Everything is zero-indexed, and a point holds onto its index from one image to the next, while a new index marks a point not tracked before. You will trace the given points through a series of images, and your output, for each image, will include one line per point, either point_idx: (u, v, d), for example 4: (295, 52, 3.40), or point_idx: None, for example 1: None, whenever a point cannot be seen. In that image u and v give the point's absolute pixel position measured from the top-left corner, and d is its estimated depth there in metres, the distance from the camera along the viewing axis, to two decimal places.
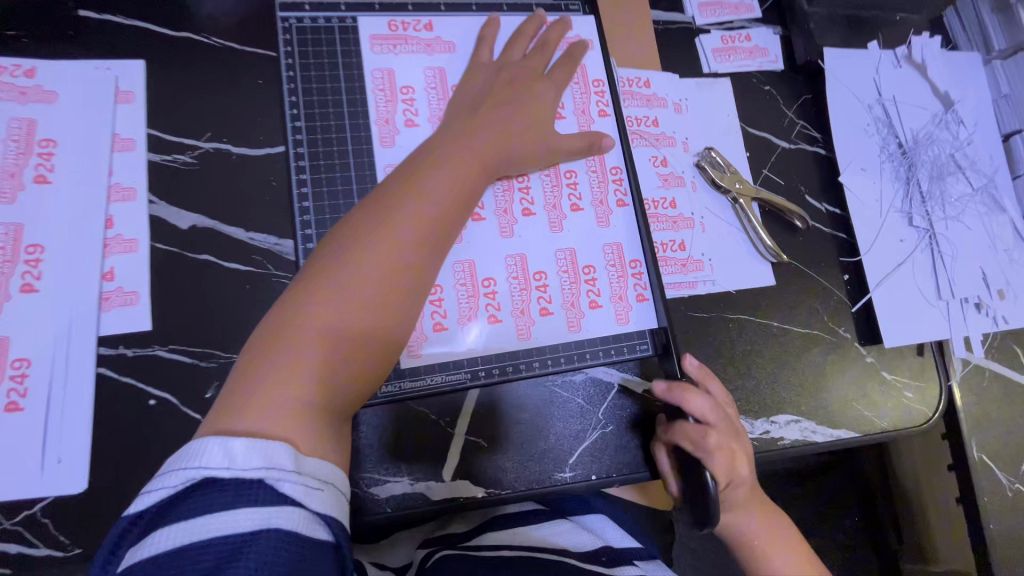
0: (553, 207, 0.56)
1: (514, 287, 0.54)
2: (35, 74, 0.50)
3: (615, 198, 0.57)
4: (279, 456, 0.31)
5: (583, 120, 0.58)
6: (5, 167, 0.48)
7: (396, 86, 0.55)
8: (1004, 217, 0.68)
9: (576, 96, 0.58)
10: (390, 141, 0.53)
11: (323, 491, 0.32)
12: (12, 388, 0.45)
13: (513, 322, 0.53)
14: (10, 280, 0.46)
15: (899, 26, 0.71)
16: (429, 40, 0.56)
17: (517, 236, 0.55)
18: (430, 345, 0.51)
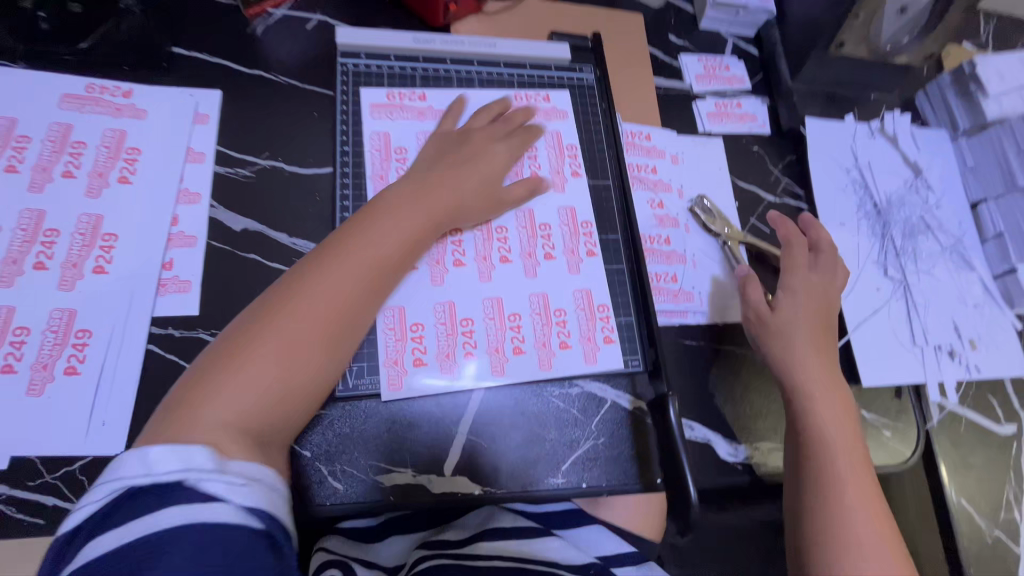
0: (530, 252, 0.61)
1: (490, 327, 0.58)
2: (131, 95, 0.60)
3: (588, 247, 0.63)
4: (196, 460, 0.35)
5: (558, 181, 0.65)
6: (96, 167, 0.56)
7: (391, 147, 0.62)
8: (973, 274, 0.75)
9: (552, 160, 0.66)
10: None
11: (249, 486, 0.36)
12: (72, 354, 0.50)
13: (489, 360, 0.57)
14: (86, 261, 0.53)
15: (872, 104, 0.82)
16: (422, 108, 0.64)
17: (522, 259, 0.61)
18: (412, 377, 0.56)
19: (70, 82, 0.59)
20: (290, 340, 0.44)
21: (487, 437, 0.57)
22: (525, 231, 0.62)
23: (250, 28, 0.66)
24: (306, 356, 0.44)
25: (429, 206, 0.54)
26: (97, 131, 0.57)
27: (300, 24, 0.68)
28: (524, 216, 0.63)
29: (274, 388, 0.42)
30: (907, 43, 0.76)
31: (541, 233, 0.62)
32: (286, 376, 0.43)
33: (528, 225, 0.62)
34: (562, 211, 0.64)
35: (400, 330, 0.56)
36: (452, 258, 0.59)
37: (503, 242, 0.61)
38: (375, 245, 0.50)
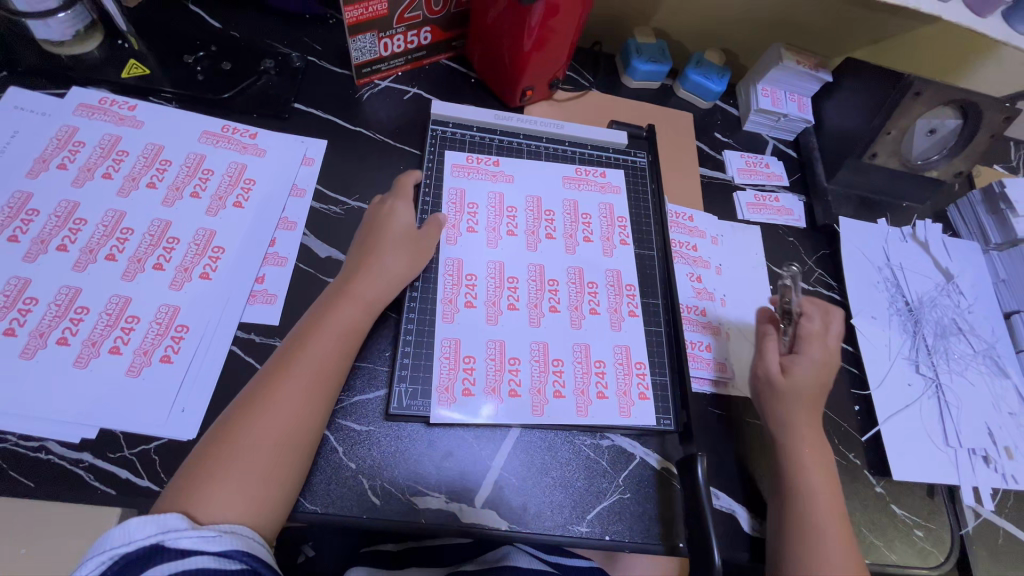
0: (577, 304, 0.67)
1: (535, 369, 0.62)
2: (256, 137, 0.71)
3: (630, 307, 0.68)
4: (170, 524, 0.41)
5: (607, 247, 0.72)
6: (218, 192, 0.66)
7: (465, 201, 0.70)
8: (1007, 381, 0.75)
9: (603, 228, 0.73)
10: (454, 240, 0.68)
11: (221, 536, 0.42)
12: (168, 345, 0.57)
13: (529, 399, 0.61)
14: (196, 267, 0.61)
15: (904, 211, 0.88)
16: (494, 172, 0.73)
17: (570, 310, 0.66)
18: (455, 407, 0.59)
19: (210, 122, 0.71)
20: (268, 441, 0.49)
21: (517, 475, 0.60)
22: (575, 285, 0.68)
23: (358, 94, 0.79)
24: (280, 447, 0.49)
25: (371, 296, 0.59)
26: (224, 163, 0.68)
27: (399, 94, 0.81)
28: (575, 273, 0.69)
29: (265, 472, 0.47)
30: (935, 160, 0.83)
31: (593, 288, 0.68)
32: (270, 466, 0.48)
33: (577, 281, 0.68)
34: (612, 271, 0.70)
35: (452, 363, 0.61)
36: (506, 303, 0.65)
37: (557, 291, 0.67)
38: (328, 337, 0.55)
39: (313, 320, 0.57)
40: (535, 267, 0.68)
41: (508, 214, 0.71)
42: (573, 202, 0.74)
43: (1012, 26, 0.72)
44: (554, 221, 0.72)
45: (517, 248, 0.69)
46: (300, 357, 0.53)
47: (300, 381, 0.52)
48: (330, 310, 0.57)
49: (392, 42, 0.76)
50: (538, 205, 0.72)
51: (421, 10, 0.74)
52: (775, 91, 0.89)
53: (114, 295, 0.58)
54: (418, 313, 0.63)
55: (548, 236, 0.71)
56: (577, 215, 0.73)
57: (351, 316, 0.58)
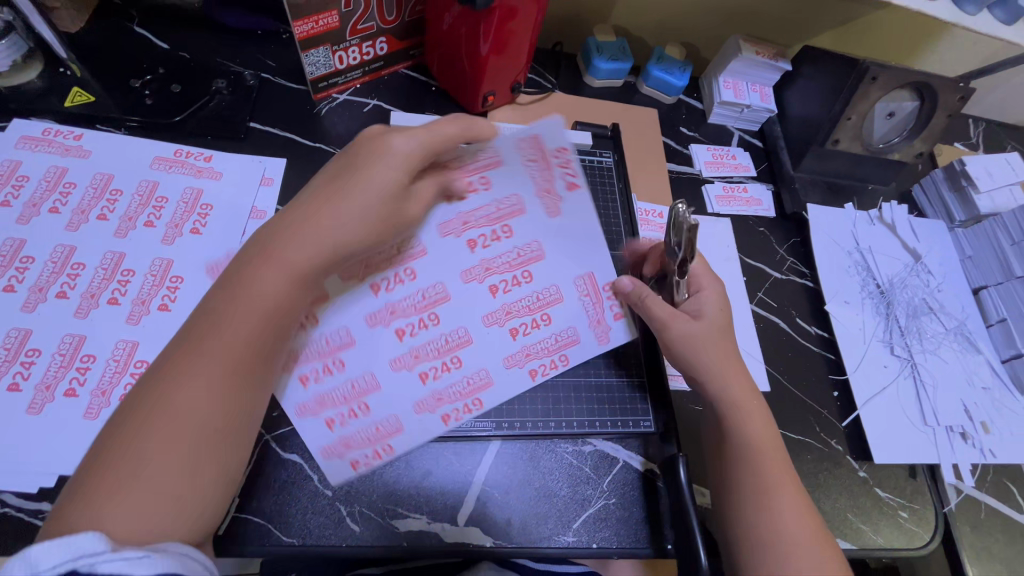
0: (436, 388, 0.57)
1: (342, 390, 0.55)
2: (211, 160, 0.69)
3: (471, 406, 0.58)
4: (84, 547, 0.33)
5: (480, 380, 0.59)
6: (174, 219, 0.64)
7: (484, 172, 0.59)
8: (979, 357, 0.77)
9: (535, 341, 0.61)
10: (447, 235, 0.60)
11: (153, 557, 0.34)
12: (129, 382, 0.55)
13: (354, 461, 0.54)
14: (153, 299, 0.59)
15: (870, 193, 0.88)
16: (569, 183, 0.60)
17: (434, 361, 0.58)
18: (310, 422, 0.54)
19: (161, 146, 0.68)
20: (170, 432, 0.39)
21: (500, 488, 0.59)
22: (456, 359, 0.59)
23: (316, 109, 0.77)
24: (187, 444, 0.40)
25: (292, 257, 0.47)
26: (178, 189, 0.66)
27: (359, 107, 0.79)
28: (459, 332, 0.59)
29: (176, 475, 0.39)
30: (896, 142, 0.84)
31: (457, 394, 0.58)
32: (176, 465, 0.39)
33: (450, 342, 0.59)
34: (483, 367, 0.59)
35: (290, 323, 0.55)
36: (387, 284, 0.58)
37: (436, 322, 0.59)
38: (241, 313, 0.45)
39: (222, 291, 0.46)
40: (435, 286, 0.59)
41: (498, 228, 0.61)
42: (552, 287, 0.63)
43: (961, 7, 0.74)
44: (523, 284, 0.62)
45: (459, 249, 0.60)
46: (211, 338, 0.44)
47: (216, 368, 0.43)
48: (241, 276, 0.46)
49: (347, 54, 0.75)
50: (533, 250, 0.62)
51: (374, 20, 0.72)
52: (737, 83, 0.88)
53: (67, 334, 0.56)
54: None
55: (501, 289, 0.61)
56: (548, 301, 0.62)
57: (273, 282, 0.46)
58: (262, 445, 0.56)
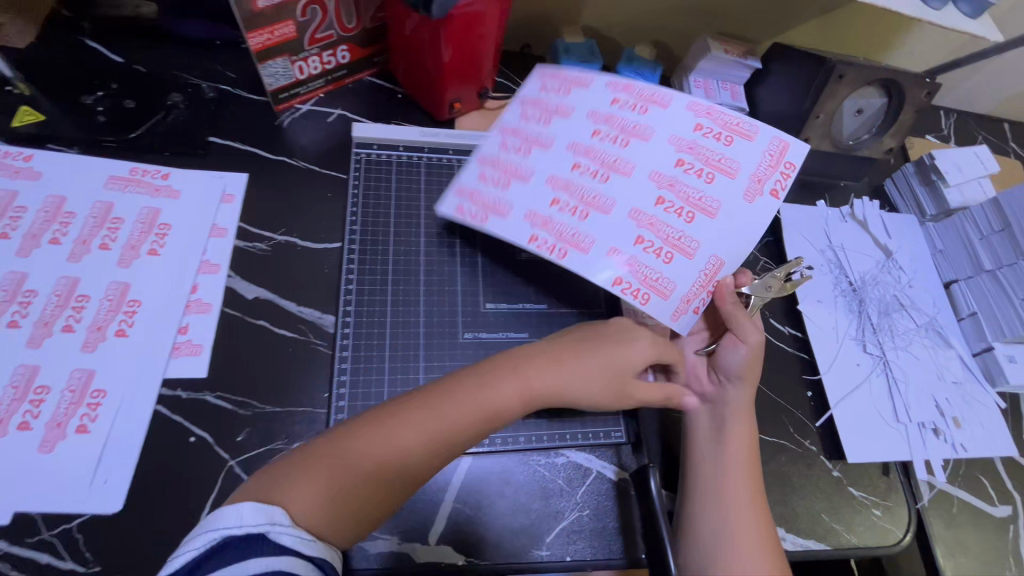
0: (545, 217, 0.58)
1: (499, 173, 0.61)
2: (168, 178, 0.67)
3: (558, 254, 0.56)
4: (280, 515, 0.40)
5: (579, 246, 0.56)
6: (130, 241, 0.63)
7: (679, 170, 0.59)
8: (950, 351, 0.77)
9: (647, 262, 0.56)
10: (629, 170, 0.59)
11: (315, 542, 0.41)
12: (85, 413, 0.54)
13: (463, 204, 0.60)
14: (110, 325, 0.58)
15: (842, 189, 0.88)
16: (719, 206, 0.58)
17: (572, 199, 0.59)
18: (452, 204, 0.60)
19: (115, 164, 0.67)
20: (385, 458, 0.47)
21: (472, 505, 0.58)
22: (578, 218, 0.58)
23: (278, 120, 0.75)
24: (391, 475, 0.47)
25: (534, 379, 0.54)
26: (134, 209, 0.64)
27: (322, 117, 0.77)
28: (608, 198, 0.58)
29: (370, 494, 0.46)
30: (866, 139, 0.83)
31: (555, 237, 0.57)
32: (377, 485, 0.46)
33: (594, 199, 0.58)
34: (594, 234, 0.57)
35: (540, 115, 0.64)
36: (605, 136, 0.61)
37: (604, 182, 0.59)
38: (478, 407, 0.51)
39: (465, 381, 0.52)
40: (629, 161, 0.60)
41: (684, 208, 0.58)
42: (693, 241, 0.57)
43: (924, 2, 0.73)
44: (684, 225, 0.57)
45: (666, 155, 0.60)
46: (449, 401, 0.50)
47: (442, 435, 0.49)
48: (495, 380, 0.52)
49: (307, 64, 0.73)
50: (709, 204, 0.58)
51: (333, 28, 0.71)
52: (708, 81, 0.87)
53: (19, 364, 0.54)
54: (352, 352, 0.61)
55: (661, 203, 0.58)
56: (683, 248, 0.56)
57: (506, 394, 0.52)
58: (226, 471, 0.55)
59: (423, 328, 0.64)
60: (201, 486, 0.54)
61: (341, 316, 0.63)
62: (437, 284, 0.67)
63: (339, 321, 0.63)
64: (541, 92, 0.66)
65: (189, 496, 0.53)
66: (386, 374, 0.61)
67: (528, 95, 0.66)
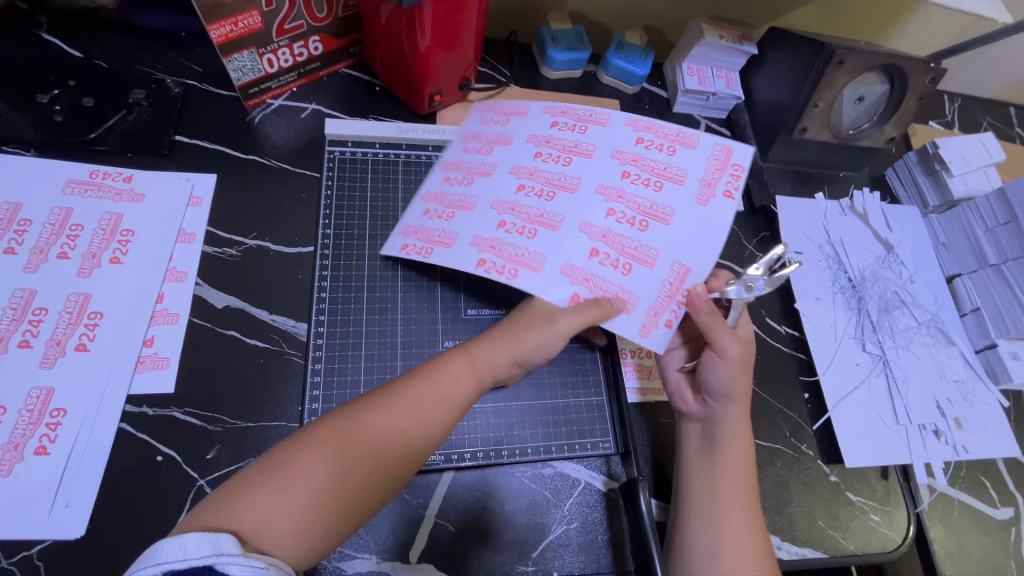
0: (493, 239, 0.56)
1: (443, 205, 0.60)
2: (131, 181, 0.64)
3: (509, 274, 0.54)
4: (226, 545, 0.36)
5: (531, 264, 0.54)
6: (91, 249, 0.60)
7: (623, 183, 0.58)
8: (952, 349, 0.75)
9: (604, 277, 0.54)
10: (575, 187, 0.58)
11: (269, 569, 0.37)
12: (45, 434, 0.51)
13: (409, 236, 0.59)
14: (70, 339, 0.55)
15: (842, 181, 0.85)
16: (669, 208, 0.57)
17: (519, 220, 0.57)
18: (399, 242, 0.60)
19: (75, 168, 0.63)
20: (370, 451, 0.44)
21: (455, 520, 0.56)
22: (527, 236, 0.56)
23: (249, 117, 0.72)
24: (377, 469, 0.44)
25: (487, 358, 0.52)
26: (95, 215, 0.61)
27: (295, 112, 0.73)
28: (557, 215, 0.57)
29: (357, 493, 0.43)
30: (866, 128, 0.80)
31: (507, 258, 0.55)
32: (363, 481, 0.43)
33: (543, 217, 0.57)
34: (545, 254, 0.55)
35: (483, 143, 0.64)
36: (548, 158, 0.61)
37: (549, 201, 0.58)
38: (430, 393, 0.48)
39: (414, 372, 0.50)
40: (573, 179, 0.59)
41: (631, 215, 0.56)
42: (653, 249, 0.55)
43: None
44: (639, 235, 0.56)
45: (612, 170, 0.59)
46: (426, 380, 0.49)
47: (396, 426, 0.46)
48: (442, 363, 0.50)
49: (277, 56, 0.69)
50: (663, 210, 0.56)
51: (303, 18, 0.66)
52: (701, 68, 0.84)
53: None
54: (325, 363, 0.59)
55: (614, 215, 0.56)
56: (643, 257, 0.55)
57: (461, 372, 0.50)
58: (195, 491, 0.52)
59: (400, 337, 0.61)
60: (168, 507, 0.52)
61: (314, 325, 0.60)
62: (415, 289, 0.64)
63: (312, 330, 0.60)
64: (481, 126, 0.66)
65: (156, 518, 0.51)
66: (361, 385, 0.58)
67: (462, 133, 0.67)
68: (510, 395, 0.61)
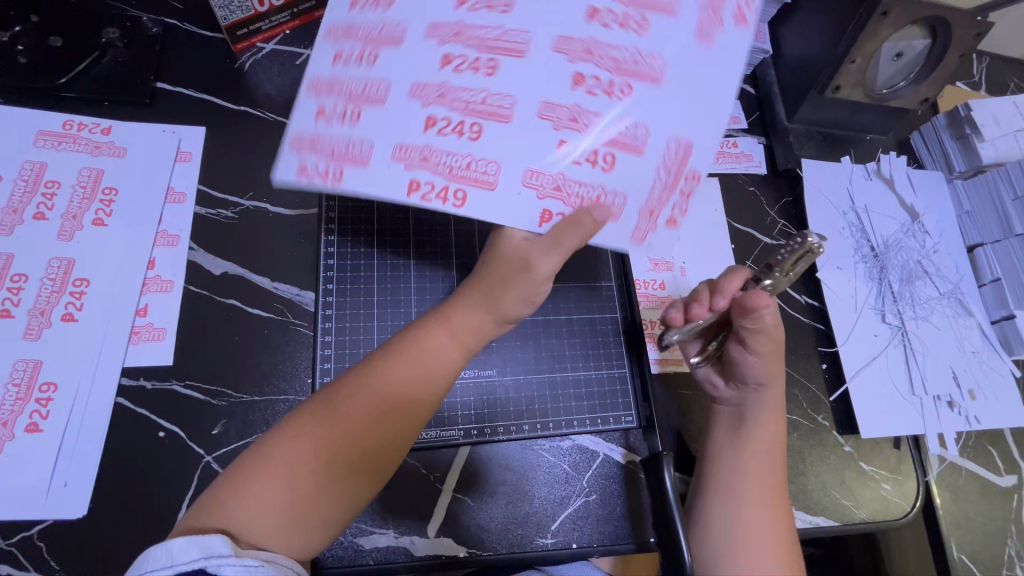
0: (426, 147, 0.41)
1: (359, 84, 0.42)
2: (110, 133, 0.58)
3: (452, 200, 0.40)
4: (213, 547, 0.34)
5: (483, 182, 0.40)
6: (70, 209, 0.55)
7: (600, 42, 0.42)
8: (971, 320, 0.73)
9: (578, 180, 0.41)
10: (562, 48, 0.41)
11: (263, 568, 0.35)
12: (35, 409, 0.48)
13: (313, 129, 0.42)
14: (55, 308, 0.51)
15: (868, 144, 0.82)
16: (652, 60, 0.42)
17: (453, 112, 0.41)
18: (297, 159, 0.41)
19: (46, 118, 0.57)
20: (343, 437, 0.41)
21: (474, 496, 0.55)
22: (467, 136, 0.40)
23: (238, 63, 0.65)
24: (354, 456, 0.41)
25: (467, 326, 0.46)
26: (73, 172, 0.56)
27: (290, 58, 0.66)
28: (504, 100, 0.41)
29: (336, 481, 0.40)
30: (902, 87, 0.75)
31: (444, 170, 0.40)
32: (341, 470, 0.40)
33: (488, 103, 0.41)
34: (497, 162, 0.40)
35: None
36: (477, 3, 0.42)
37: (493, 74, 0.41)
38: (412, 371, 0.44)
39: (395, 345, 0.45)
40: (520, 32, 0.41)
41: (619, 86, 0.41)
42: (641, 122, 0.41)
43: None
44: (626, 108, 0.41)
45: (574, 10, 0.42)
46: (405, 356, 0.44)
47: (372, 411, 0.42)
48: (421, 336, 0.45)
49: None
50: (650, 63, 0.42)
51: None
52: None
53: None
54: (335, 336, 0.55)
55: (586, 86, 0.41)
56: (627, 142, 0.41)
57: (445, 345, 0.46)
58: (202, 468, 0.50)
59: (414, 308, 0.57)
60: (173, 484, 0.49)
61: (322, 295, 0.56)
62: (429, 257, 0.59)
63: (320, 299, 0.56)
64: None
65: (159, 496, 0.49)
66: None
67: None
68: (529, 368, 0.59)
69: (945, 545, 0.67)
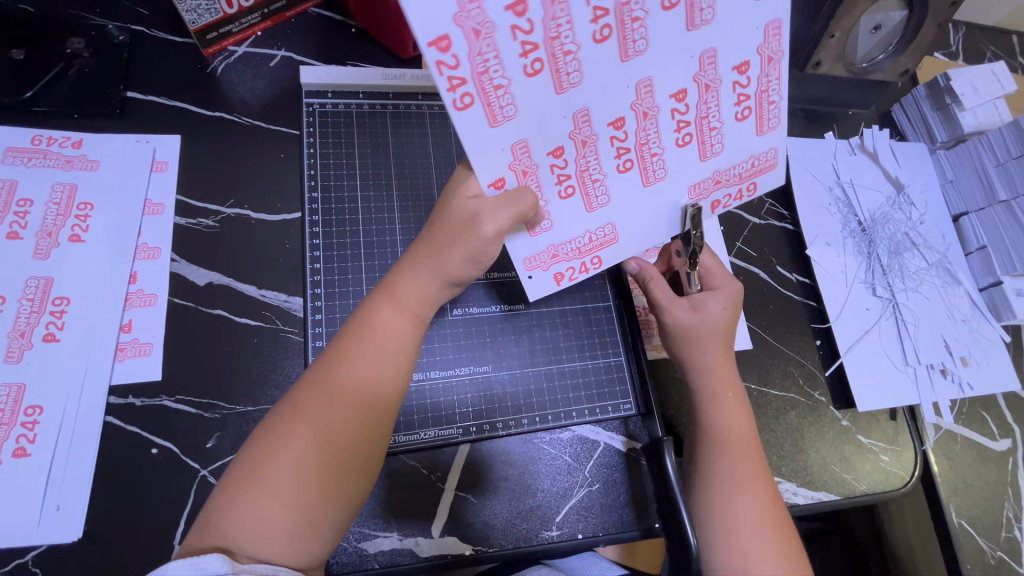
0: (488, 19, 0.33)
1: None
2: (81, 146, 0.57)
3: (458, 97, 0.35)
4: (208, 567, 0.33)
5: (492, 114, 0.37)
6: (44, 227, 0.53)
7: (666, 94, 0.41)
8: (960, 289, 0.74)
9: (541, 185, 0.43)
10: (643, 90, 0.40)
11: None
12: (22, 434, 0.47)
13: None
14: (35, 330, 0.50)
15: (851, 118, 0.82)
16: (652, 166, 0.45)
17: (539, 24, 0.34)
18: None
19: (14, 135, 0.56)
20: (319, 439, 0.39)
21: (472, 493, 0.54)
22: (524, 65, 0.35)
23: (210, 67, 0.63)
24: (338, 454, 0.40)
25: (415, 296, 0.45)
26: (45, 188, 0.54)
27: (263, 61, 0.64)
28: (573, 75, 0.37)
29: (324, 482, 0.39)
30: (881, 60, 0.75)
31: (475, 60, 0.34)
32: (328, 471, 0.39)
33: (563, 60, 0.36)
34: (515, 108, 0.37)
35: None
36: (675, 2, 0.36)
37: (597, 43, 0.36)
38: (368, 355, 0.43)
39: (346, 331, 0.44)
40: (643, 48, 0.37)
41: (627, 152, 0.43)
42: (607, 195, 0.46)
43: None
44: (614, 173, 0.44)
45: (683, 70, 0.40)
46: (359, 341, 0.43)
47: (330, 395, 0.41)
48: (370, 317, 0.44)
49: None
50: (656, 168, 0.45)
51: None
52: None
53: None
54: (326, 340, 0.54)
55: (617, 127, 0.41)
56: (594, 190, 0.45)
57: (397, 323, 0.44)
58: (198, 482, 0.49)
59: None
60: (170, 499, 0.48)
61: (310, 300, 0.55)
62: None
63: (308, 306, 0.55)
64: None
65: (155, 515, 0.48)
66: None
67: None
68: (525, 361, 0.59)
69: (944, 512, 0.68)
